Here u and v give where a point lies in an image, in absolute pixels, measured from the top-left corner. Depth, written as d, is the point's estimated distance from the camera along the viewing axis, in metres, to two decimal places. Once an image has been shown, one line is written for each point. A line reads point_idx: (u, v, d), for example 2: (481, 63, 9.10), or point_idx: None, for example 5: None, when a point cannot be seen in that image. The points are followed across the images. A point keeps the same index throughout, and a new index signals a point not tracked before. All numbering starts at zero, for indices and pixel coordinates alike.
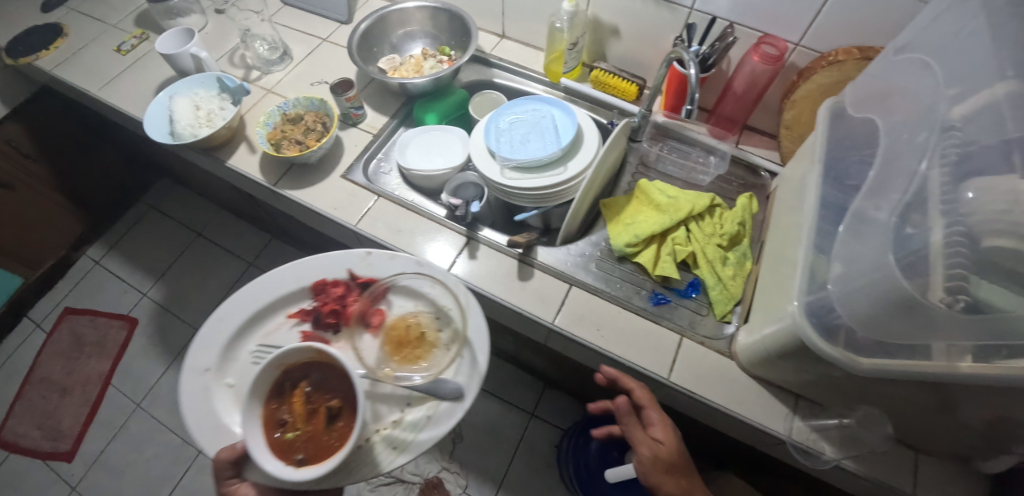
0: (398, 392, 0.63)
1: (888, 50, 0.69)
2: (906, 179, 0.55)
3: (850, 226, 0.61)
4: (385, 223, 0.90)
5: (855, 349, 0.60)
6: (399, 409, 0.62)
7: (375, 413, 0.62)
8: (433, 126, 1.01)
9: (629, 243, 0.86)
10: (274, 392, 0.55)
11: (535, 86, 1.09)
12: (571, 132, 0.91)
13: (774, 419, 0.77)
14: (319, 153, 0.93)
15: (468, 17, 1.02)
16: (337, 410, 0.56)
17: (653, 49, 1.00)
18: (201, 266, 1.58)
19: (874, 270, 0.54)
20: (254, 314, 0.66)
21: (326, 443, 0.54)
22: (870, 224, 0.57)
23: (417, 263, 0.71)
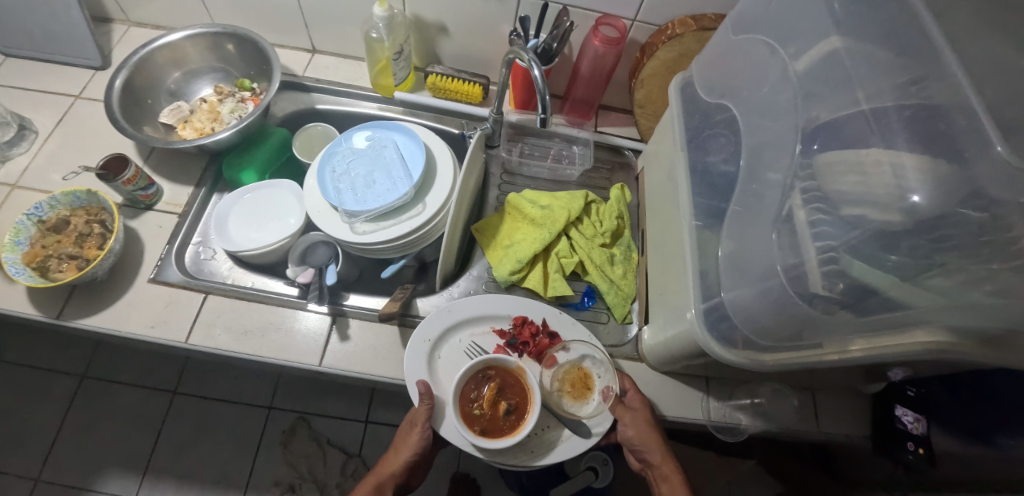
0: (549, 418, 0.71)
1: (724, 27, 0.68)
2: (775, 181, 0.54)
3: (737, 228, 0.59)
4: (225, 326, 0.73)
5: (761, 350, 0.58)
6: (547, 424, 0.71)
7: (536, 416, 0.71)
8: (255, 185, 0.83)
9: (513, 271, 0.78)
10: (473, 378, 0.70)
11: (369, 104, 0.94)
12: (420, 161, 0.79)
13: (692, 407, 0.77)
14: (111, 262, 0.72)
15: (258, 39, 0.83)
16: (508, 415, 0.68)
17: (490, 43, 0.89)
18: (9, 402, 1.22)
19: (771, 281, 0.53)
20: (477, 312, 0.75)
21: (502, 430, 0.67)
22: (751, 224, 0.56)
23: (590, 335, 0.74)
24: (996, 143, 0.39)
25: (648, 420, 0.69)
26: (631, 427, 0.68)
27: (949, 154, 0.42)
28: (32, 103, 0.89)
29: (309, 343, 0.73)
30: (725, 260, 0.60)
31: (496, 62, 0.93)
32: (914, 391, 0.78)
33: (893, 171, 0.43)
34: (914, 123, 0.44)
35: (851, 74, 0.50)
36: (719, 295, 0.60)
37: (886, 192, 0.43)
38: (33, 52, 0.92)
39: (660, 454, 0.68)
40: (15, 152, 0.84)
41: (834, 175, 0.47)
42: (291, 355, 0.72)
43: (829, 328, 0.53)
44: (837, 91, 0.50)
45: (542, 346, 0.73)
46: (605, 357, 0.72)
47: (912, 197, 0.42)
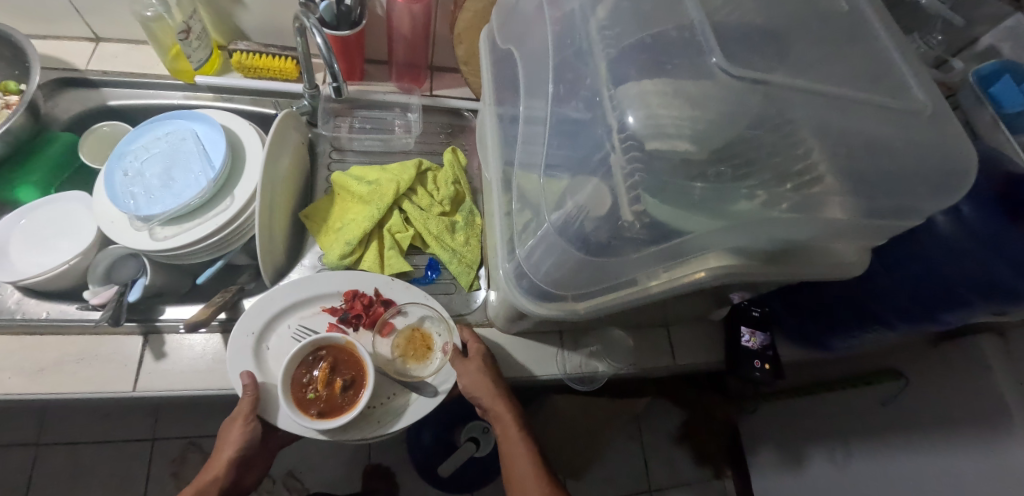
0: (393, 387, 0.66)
1: None
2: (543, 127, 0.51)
3: (521, 180, 0.55)
4: (15, 366, 0.65)
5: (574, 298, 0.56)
6: (390, 391, 0.66)
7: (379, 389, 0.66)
8: (38, 203, 0.73)
9: (343, 254, 0.73)
10: (302, 361, 0.63)
11: (174, 94, 0.84)
12: (220, 150, 0.72)
13: (547, 363, 0.76)
14: None
15: (5, 30, 0.72)
16: (345, 392, 0.62)
17: (294, 10, 0.81)
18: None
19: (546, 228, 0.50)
20: (303, 294, 0.68)
21: (340, 408, 0.61)
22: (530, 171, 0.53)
23: (426, 296, 0.71)
24: (712, 56, 0.45)
25: (487, 368, 0.66)
26: (471, 380, 0.65)
27: (658, 68, 0.44)
28: None
29: (120, 368, 0.66)
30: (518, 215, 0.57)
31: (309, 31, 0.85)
32: (757, 310, 0.83)
33: (611, 101, 0.44)
34: (634, 50, 0.45)
35: (591, 8, 0.49)
36: (517, 254, 0.57)
37: (615, 125, 0.42)
38: None
39: (500, 401, 0.65)
40: None
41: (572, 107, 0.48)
42: (99, 385, 0.65)
43: (616, 268, 0.51)
44: (583, 23, 0.49)
45: (377, 315, 0.69)
46: (442, 314, 0.69)
47: (626, 118, 0.43)
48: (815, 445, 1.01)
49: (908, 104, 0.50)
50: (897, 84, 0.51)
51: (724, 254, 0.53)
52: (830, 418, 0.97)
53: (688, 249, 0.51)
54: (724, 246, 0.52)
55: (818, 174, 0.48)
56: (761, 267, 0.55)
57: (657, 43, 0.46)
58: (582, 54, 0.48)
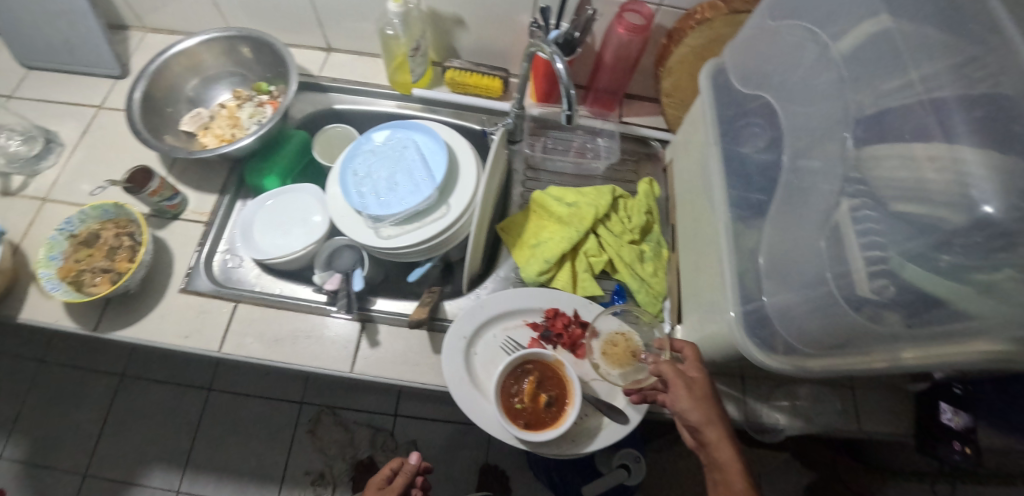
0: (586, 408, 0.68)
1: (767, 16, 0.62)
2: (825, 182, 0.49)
3: (776, 229, 0.56)
4: (256, 334, 0.73)
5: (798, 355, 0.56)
6: (584, 411, 0.68)
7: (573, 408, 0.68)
8: (278, 190, 0.83)
9: (541, 271, 0.77)
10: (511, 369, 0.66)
11: (386, 102, 0.92)
12: (443, 162, 0.78)
13: (728, 406, 0.75)
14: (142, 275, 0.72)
15: (271, 39, 0.81)
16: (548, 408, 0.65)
17: (509, 33, 0.86)
18: (60, 400, 1.31)
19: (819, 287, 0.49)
20: (510, 305, 0.71)
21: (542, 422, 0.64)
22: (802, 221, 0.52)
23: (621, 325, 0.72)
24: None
25: (706, 388, 0.57)
26: (682, 394, 0.57)
27: None
28: (55, 113, 0.89)
29: (340, 349, 0.72)
30: (766, 262, 0.57)
31: (516, 53, 0.90)
32: (961, 389, 0.74)
33: (930, 171, 0.41)
34: (976, 111, 0.41)
35: (892, 64, 0.47)
36: (761, 298, 0.58)
37: (950, 195, 0.40)
38: (52, 61, 0.92)
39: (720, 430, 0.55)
40: (43, 166, 0.85)
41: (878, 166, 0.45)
42: (321, 363, 0.72)
43: (882, 336, 0.49)
44: (891, 74, 0.47)
45: (576, 336, 0.71)
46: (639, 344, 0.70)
47: (983, 209, 0.38)
48: None
49: None
50: None
51: None
52: None
53: None
54: None
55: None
56: None
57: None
58: (882, 115, 0.46)
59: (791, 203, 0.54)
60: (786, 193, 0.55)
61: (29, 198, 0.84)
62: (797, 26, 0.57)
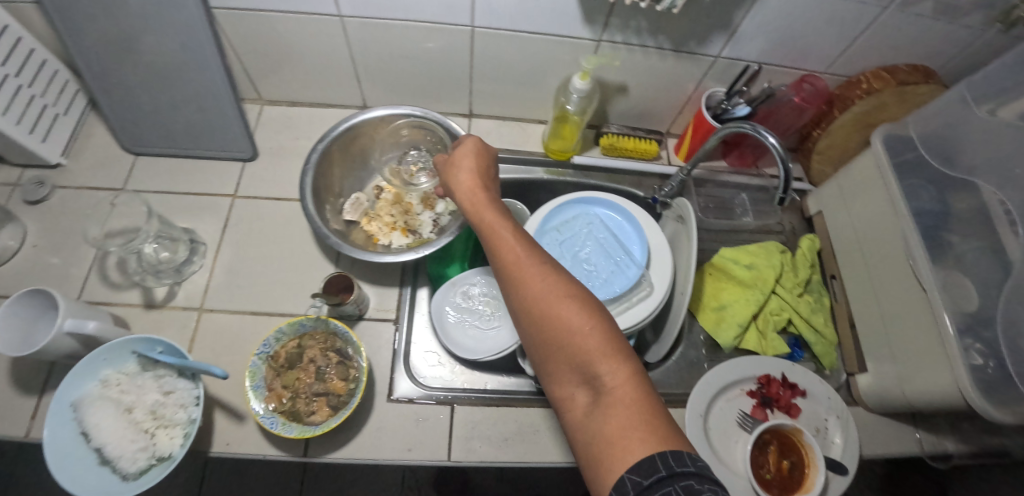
0: None
1: (969, 104, 0.70)
2: None
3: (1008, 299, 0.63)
4: (483, 435, 0.72)
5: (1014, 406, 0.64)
6: None
7: None
8: (458, 275, 0.80)
9: (739, 336, 0.80)
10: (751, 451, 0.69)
11: (535, 168, 0.91)
12: (638, 238, 0.79)
13: (904, 440, 0.83)
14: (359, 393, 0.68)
15: (436, 117, 0.77)
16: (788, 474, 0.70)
17: (666, 98, 0.88)
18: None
19: None
20: (729, 379, 0.76)
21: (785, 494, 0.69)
22: None
23: (827, 393, 0.78)
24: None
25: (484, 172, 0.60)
26: (478, 200, 0.56)
27: None
28: (188, 206, 0.82)
29: None
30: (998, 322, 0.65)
31: (664, 114, 0.92)
32: None
33: None
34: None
35: None
36: (989, 360, 0.65)
37: None
38: (171, 146, 0.83)
39: (492, 216, 0.55)
40: (191, 270, 0.78)
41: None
42: (555, 457, 0.71)
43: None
44: None
45: (789, 399, 0.76)
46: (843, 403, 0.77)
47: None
48: None
49: None
50: None
51: None
52: None
53: None
54: None
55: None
56: None
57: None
58: None
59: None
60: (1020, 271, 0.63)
61: (183, 308, 0.76)
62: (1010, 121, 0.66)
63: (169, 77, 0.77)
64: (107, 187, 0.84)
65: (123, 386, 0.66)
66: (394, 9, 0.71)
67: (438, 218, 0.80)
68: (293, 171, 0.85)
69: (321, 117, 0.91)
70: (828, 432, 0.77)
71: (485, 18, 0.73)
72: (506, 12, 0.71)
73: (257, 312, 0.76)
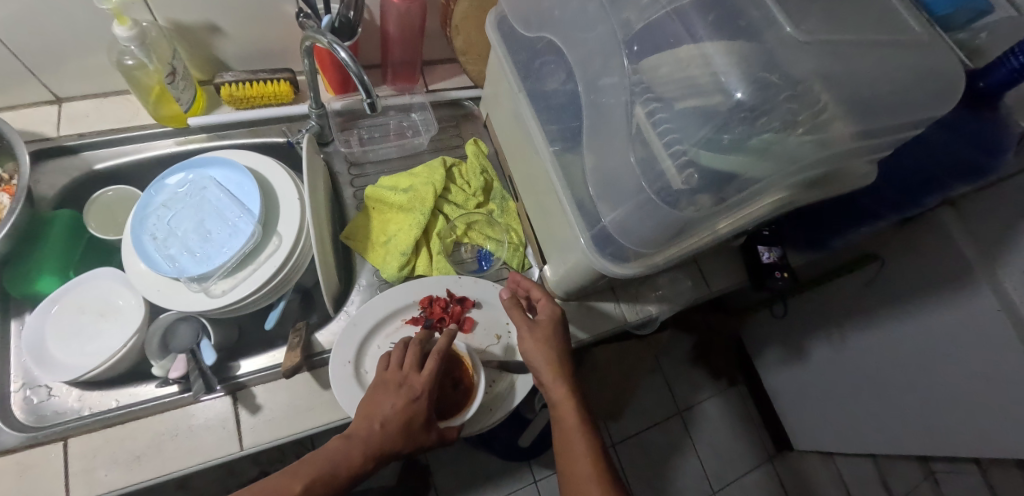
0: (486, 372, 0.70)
1: None
2: (613, 108, 0.55)
3: (591, 144, 0.60)
4: (109, 461, 0.62)
5: (627, 254, 0.63)
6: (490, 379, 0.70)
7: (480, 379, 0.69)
8: (58, 290, 0.68)
9: (402, 265, 0.73)
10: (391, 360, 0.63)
11: (158, 142, 0.79)
12: (254, 191, 0.69)
13: (609, 317, 0.82)
14: None
15: None
16: (435, 371, 0.61)
17: (275, 30, 0.78)
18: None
19: (638, 196, 0.56)
20: (387, 313, 0.69)
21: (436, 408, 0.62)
22: (605, 128, 0.57)
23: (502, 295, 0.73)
24: (786, 26, 0.49)
25: (552, 334, 0.65)
26: (543, 368, 0.63)
27: (752, 39, 0.49)
28: None
29: (220, 431, 0.64)
30: (592, 174, 0.61)
31: (294, 49, 0.82)
32: (767, 229, 0.92)
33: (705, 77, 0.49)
34: (706, 7, 0.52)
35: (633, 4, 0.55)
36: (603, 220, 0.62)
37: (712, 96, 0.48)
38: None
39: (560, 392, 0.63)
40: None
41: (652, 75, 0.53)
42: (204, 457, 0.63)
43: (703, 219, 0.57)
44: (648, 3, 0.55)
45: (458, 313, 0.70)
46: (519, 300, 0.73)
47: (736, 95, 0.47)
48: (817, 331, 1.18)
49: (901, 24, 0.58)
50: (890, 7, 0.59)
51: (780, 190, 0.59)
52: (838, 307, 1.11)
53: (742, 199, 0.57)
54: (781, 185, 0.58)
55: (882, 90, 0.53)
56: (807, 192, 0.63)
57: (748, 23, 0.50)
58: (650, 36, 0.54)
59: (594, 119, 0.59)
60: (591, 118, 0.59)
61: None
62: None
63: None
64: None
65: None
66: None
67: None
68: None
69: None
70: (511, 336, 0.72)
71: None
72: None
73: None
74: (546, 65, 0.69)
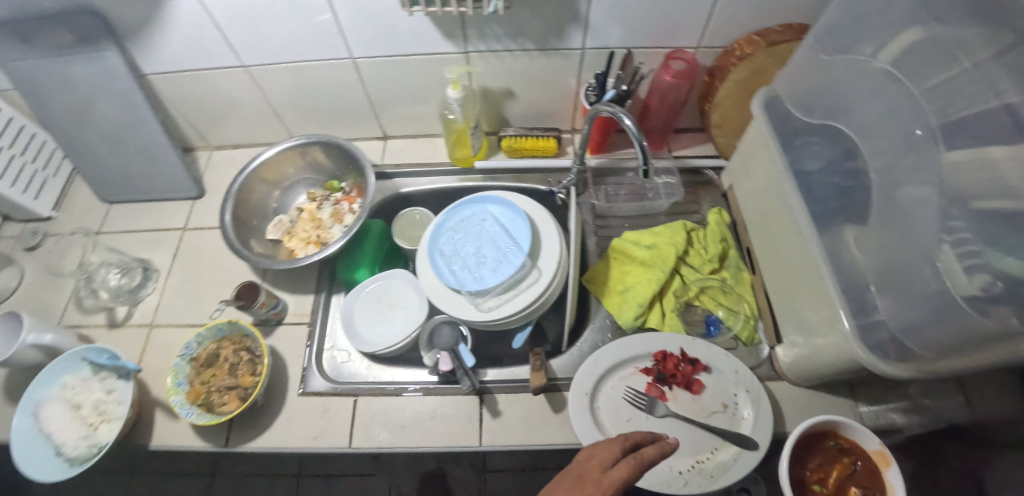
0: (705, 438, 0.71)
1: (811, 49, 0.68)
2: (924, 200, 0.54)
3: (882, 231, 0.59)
4: (382, 424, 0.76)
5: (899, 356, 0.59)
6: (711, 447, 0.71)
7: (702, 443, 0.71)
8: (367, 280, 0.86)
9: (638, 316, 0.80)
10: (593, 459, 0.54)
11: (447, 178, 0.98)
12: (525, 229, 0.82)
13: (841, 414, 0.76)
14: (260, 387, 0.75)
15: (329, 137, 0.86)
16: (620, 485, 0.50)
17: (556, 95, 0.92)
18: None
19: (945, 300, 0.52)
20: (623, 359, 0.75)
21: None
22: (905, 221, 0.56)
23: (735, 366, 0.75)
24: None
25: None
26: None
27: None
28: (144, 241, 0.95)
29: (465, 425, 0.75)
30: (875, 260, 0.60)
31: (562, 111, 0.96)
32: None
33: None
34: None
35: None
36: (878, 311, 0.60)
37: None
38: (132, 195, 0.98)
39: None
40: (144, 293, 0.89)
41: (980, 170, 0.49)
42: (451, 441, 0.74)
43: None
44: (971, 101, 0.51)
45: (688, 374, 0.74)
46: (751, 375, 0.74)
47: None
48: None
49: None
50: None
51: None
52: None
53: None
54: None
55: None
56: None
57: None
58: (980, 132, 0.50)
59: (890, 208, 0.58)
60: (886, 206, 0.58)
61: (135, 326, 0.87)
62: (851, 59, 0.63)
63: (123, 136, 0.91)
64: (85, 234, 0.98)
65: (75, 388, 0.78)
66: (287, 54, 0.84)
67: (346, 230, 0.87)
68: None
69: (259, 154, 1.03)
70: (739, 408, 0.73)
71: (361, 48, 0.83)
72: (376, 38, 0.81)
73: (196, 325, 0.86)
74: (820, 146, 0.70)
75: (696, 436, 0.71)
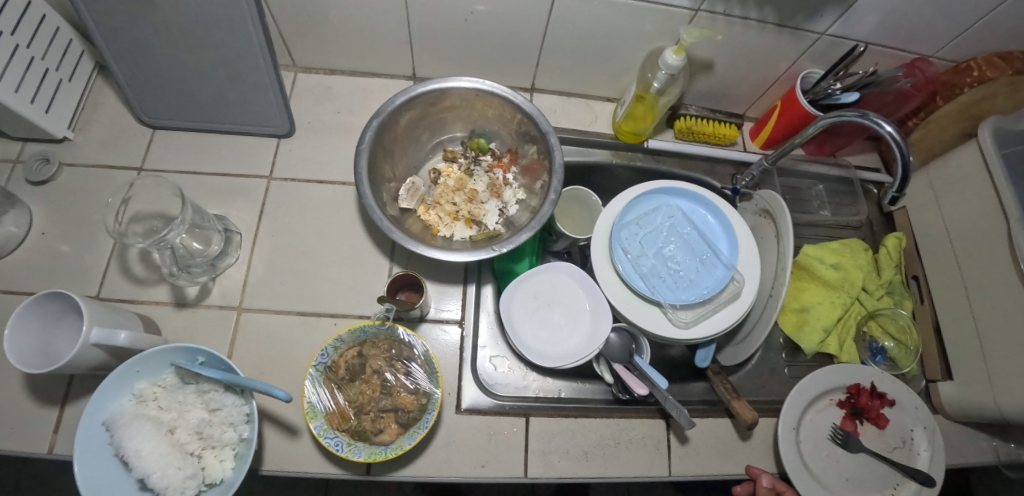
0: (886, 473, 0.70)
1: None
2: None
3: None
4: (563, 449, 0.65)
5: None
6: (890, 487, 0.70)
7: (888, 480, 0.70)
8: (528, 272, 0.72)
9: (823, 341, 0.75)
10: None
11: (602, 150, 0.83)
12: (728, 241, 0.72)
13: (977, 449, 0.78)
14: (420, 415, 0.59)
15: (495, 87, 0.66)
16: None
17: (752, 79, 0.80)
18: None
19: None
20: (820, 391, 0.70)
21: None
22: None
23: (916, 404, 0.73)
24: None
25: None
26: None
27: None
28: (216, 189, 0.72)
29: (653, 452, 0.67)
30: None
31: (745, 96, 0.84)
32: None
33: None
34: None
35: None
36: None
37: None
38: (195, 118, 0.74)
39: None
40: (227, 261, 0.69)
41: None
42: (636, 472, 0.66)
43: None
44: None
45: (879, 409, 0.72)
46: (934, 420, 0.72)
47: None
48: None
49: None
50: None
51: None
52: None
53: None
54: None
55: None
56: None
57: None
58: None
59: None
60: None
61: (217, 307, 0.67)
62: None
63: (198, 39, 0.65)
64: (123, 167, 0.74)
65: (161, 402, 0.58)
66: None
67: (505, 208, 0.72)
68: (336, 149, 0.75)
69: (362, 88, 0.80)
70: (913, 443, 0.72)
71: None
72: None
73: (305, 312, 0.67)
74: None
75: (882, 472, 0.70)
